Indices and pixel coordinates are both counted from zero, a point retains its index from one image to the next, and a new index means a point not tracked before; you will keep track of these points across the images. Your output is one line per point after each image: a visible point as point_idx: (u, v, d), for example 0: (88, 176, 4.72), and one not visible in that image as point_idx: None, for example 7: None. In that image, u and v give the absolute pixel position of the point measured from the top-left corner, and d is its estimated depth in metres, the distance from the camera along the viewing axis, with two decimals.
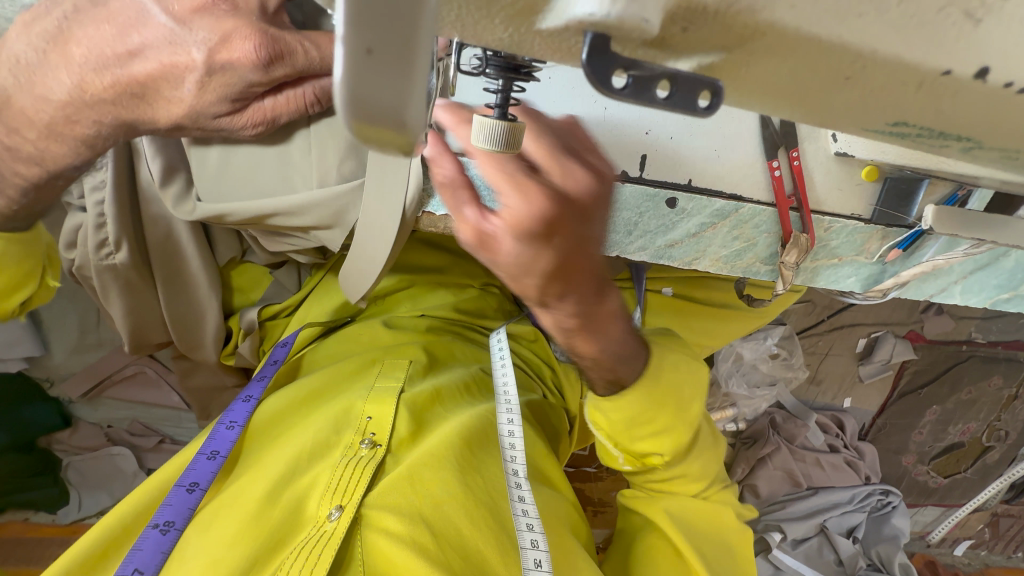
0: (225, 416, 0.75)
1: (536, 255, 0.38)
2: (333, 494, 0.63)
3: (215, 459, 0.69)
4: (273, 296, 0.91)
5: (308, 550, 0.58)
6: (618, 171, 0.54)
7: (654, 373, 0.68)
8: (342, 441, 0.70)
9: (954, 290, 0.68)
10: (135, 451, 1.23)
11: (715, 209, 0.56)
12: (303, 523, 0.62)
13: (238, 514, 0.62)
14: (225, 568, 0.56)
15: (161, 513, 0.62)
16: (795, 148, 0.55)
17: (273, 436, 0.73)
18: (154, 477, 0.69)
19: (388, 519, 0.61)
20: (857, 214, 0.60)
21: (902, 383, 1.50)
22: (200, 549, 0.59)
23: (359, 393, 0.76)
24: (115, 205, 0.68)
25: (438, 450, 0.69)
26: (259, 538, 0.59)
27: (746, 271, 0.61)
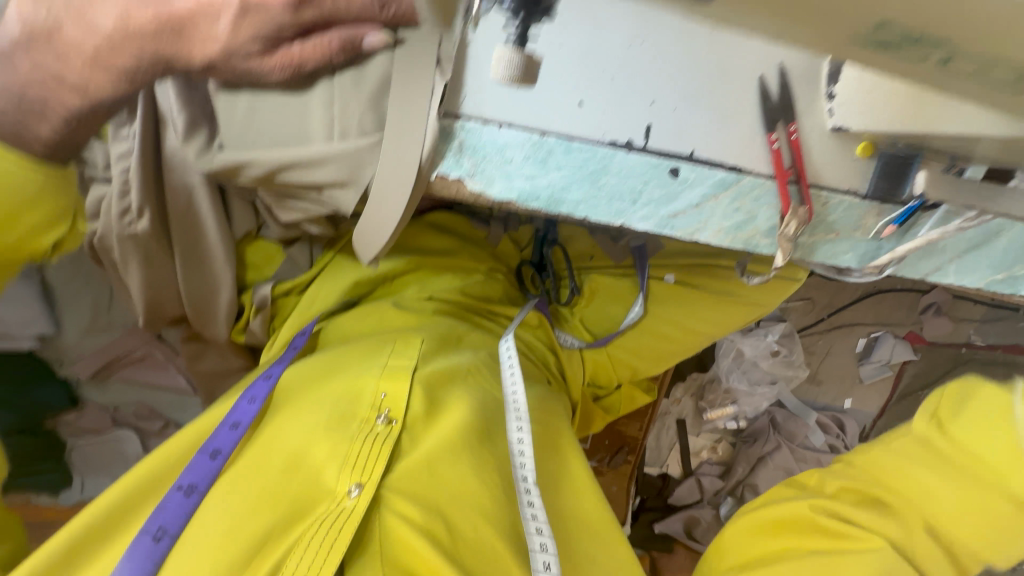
0: (246, 390, 0.75)
1: None
2: (351, 470, 0.65)
3: (237, 429, 0.69)
4: (286, 273, 0.94)
5: (330, 525, 0.61)
6: (624, 140, 0.56)
7: None
8: (357, 415, 0.71)
9: (948, 270, 0.69)
10: (141, 435, 1.25)
11: (715, 179, 0.59)
12: (321, 497, 0.64)
13: (259, 482, 0.64)
14: (249, 535, 0.59)
15: (185, 476, 0.64)
16: (792, 122, 0.57)
17: (289, 403, 0.74)
18: (178, 437, 0.71)
19: (405, 504, 0.64)
20: (854, 189, 0.62)
21: (902, 383, 1.50)
22: (222, 509, 0.61)
23: (370, 370, 0.77)
24: (140, 175, 0.71)
25: (452, 436, 0.71)
26: (280, 508, 0.62)
27: (746, 243, 0.64)
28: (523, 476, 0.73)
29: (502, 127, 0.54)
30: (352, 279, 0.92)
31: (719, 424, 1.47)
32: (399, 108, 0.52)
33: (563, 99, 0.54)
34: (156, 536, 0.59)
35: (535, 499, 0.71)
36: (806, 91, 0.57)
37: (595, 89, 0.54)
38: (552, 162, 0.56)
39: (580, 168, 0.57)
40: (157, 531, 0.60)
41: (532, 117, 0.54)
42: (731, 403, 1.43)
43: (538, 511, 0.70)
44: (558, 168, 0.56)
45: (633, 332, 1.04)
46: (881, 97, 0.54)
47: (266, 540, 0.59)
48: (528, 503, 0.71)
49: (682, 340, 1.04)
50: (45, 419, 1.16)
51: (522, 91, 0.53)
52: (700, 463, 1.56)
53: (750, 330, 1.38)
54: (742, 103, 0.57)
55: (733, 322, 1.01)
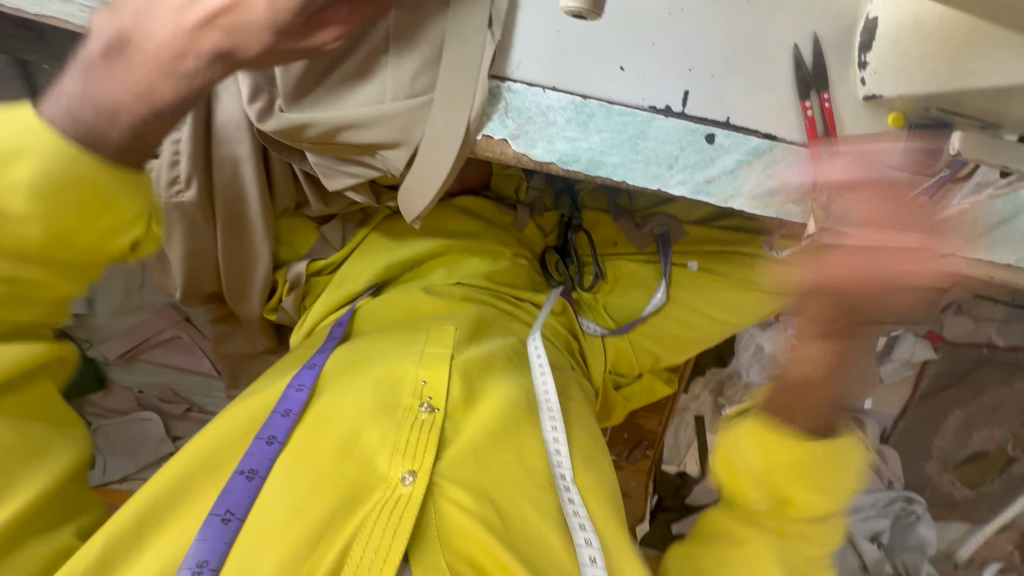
0: (293, 379, 0.71)
1: None
2: (404, 456, 0.64)
3: (290, 416, 0.67)
4: (319, 252, 0.95)
5: (389, 513, 0.59)
6: (661, 106, 0.59)
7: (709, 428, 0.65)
8: (400, 403, 0.70)
9: (979, 244, 0.70)
10: (164, 418, 1.23)
11: (749, 146, 0.61)
12: (377, 482, 0.63)
13: (313, 466, 0.62)
14: (310, 521, 0.58)
15: (245, 460, 0.62)
16: (825, 91, 0.59)
17: (333, 386, 0.71)
18: (225, 419, 0.67)
19: (460, 491, 0.63)
20: (885, 158, 0.63)
21: (923, 383, 1.51)
22: (282, 493, 0.60)
23: (408, 355, 0.76)
24: (191, 143, 0.76)
25: (496, 424, 0.71)
26: (336, 493, 0.60)
27: (779, 212, 0.65)
28: (560, 474, 0.70)
29: (546, 91, 0.58)
30: (382, 263, 0.92)
31: (738, 421, 1.46)
32: (450, 68, 0.56)
33: (606, 64, 0.57)
34: (224, 518, 0.57)
35: (576, 496, 0.68)
36: (837, 61, 0.60)
37: (635, 55, 0.57)
38: (593, 125, 0.59)
39: (619, 133, 0.59)
40: (223, 513, 0.58)
41: (575, 81, 0.57)
42: (751, 399, 1.43)
43: (579, 505, 0.68)
44: (598, 131, 0.59)
45: (655, 319, 1.04)
46: (914, 57, 0.55)
47: (327, 526, 0.58)
48: (569, 499, 0.68)
49: (706, 328, 1.03)
50: (71, 399, 1.19)
51: (566, 55, 0.57)
52: None
53: (769, 325, 1.38)
54: (775, 72, 0.59)
55: (760, 313, 1.02)
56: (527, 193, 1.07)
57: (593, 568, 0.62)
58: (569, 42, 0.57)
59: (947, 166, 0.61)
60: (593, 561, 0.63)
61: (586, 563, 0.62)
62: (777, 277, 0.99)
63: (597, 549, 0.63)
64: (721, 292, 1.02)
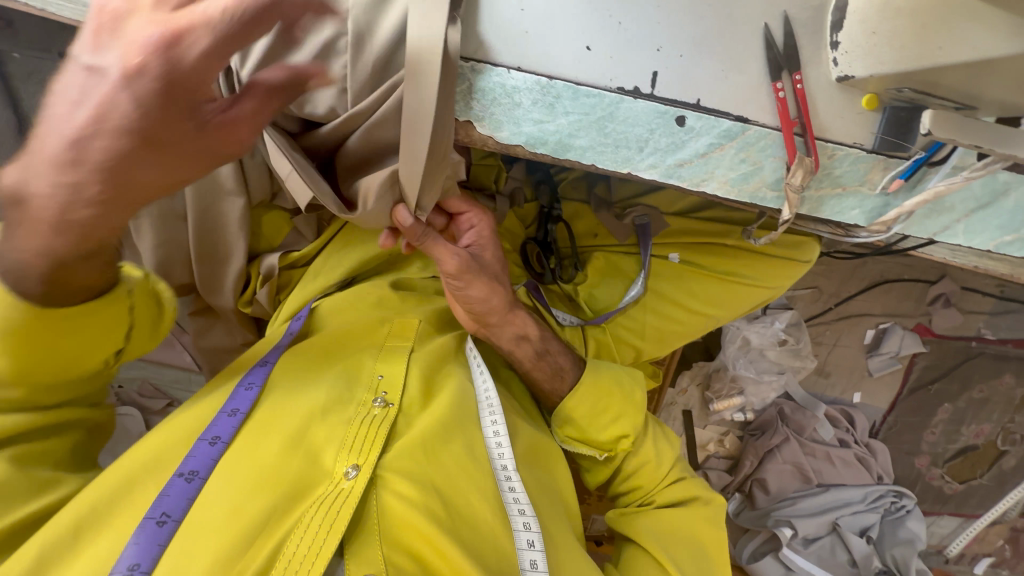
0: (243, 377, 0.73)
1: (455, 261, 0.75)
2: (350, 453, 0.67)
3: (236, 416, 0.69)
4: (292, 243, 0.93)
5: (328, 506, 0.62)
6: (630, 87, 0.57)
7: (594, 371, 0.87)
8: (354, 398, 0.73)
9: (958, 229, 0.69)
10: (143, 413, 1.21)
11: (721, 129, 0.59)
12: (322, 478, 0.65)
13: (256, 465, 0.63)
14: (249, 517, 0.59)
15: (186, 462, 0.63)
16: (797, 71, 0.58)
17: (285, 384, 0.73)
18: (173, 425, 0.68)
19: (402, 483, 0.66)
20: (859, 142, 0.61)
21: (911, 378, 1.49)
22: (222, 493, 0.61)
23: (368, 352, 0.80)
24: None
25: (444, 418, 0.74)
26: (279, 488, 0.62)
27: (752, 197, 0.64)
28: (502, 465, 0.74)
29: (511, 72, 0.57)
30: (358, 257, 0.92)
31: (725, 415, 1.45)
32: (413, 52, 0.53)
33: (570, 44, 0.56)
34: (159, 521, 0.58)
35: (517, 483, 0.73)
36: (810, 42, 0.58)
37: (602, 36, 0.56)
38: (560, 107, 0.58)
39: (587, 115, 0.58)
40: (160, 516, 0.58)
41: (540, 61, 0.56)
42: (738, 394, 1.42)
43: (520, 493, 0.73)
44: (565, 114, 0.58)
45: (634, 310, 1.03)
46: (883, 35, 0.54)
47: (267, 521, 0.60)
48: (510, 487, 0.73)
49: (686, 320, 1.03)
50: None
51: (531, 34, 0.56)
52: (707, 456, 1.56)
53: (756, 318, 1.36)
54: (745, 51, 0.58)
55: (741, 305, 1.01)
56: (507, 182, 1.04)
57: (531, 551, 0.68)
58: (529, 20, 0.55)
59: (922, 148, 0.61)
60: (532, 546, 0.69)
61: (524, 547, 0.68)
62: (760, 268, 0.98)
63: (534, 533, 0.69)
64: (703, 283, 1.00)
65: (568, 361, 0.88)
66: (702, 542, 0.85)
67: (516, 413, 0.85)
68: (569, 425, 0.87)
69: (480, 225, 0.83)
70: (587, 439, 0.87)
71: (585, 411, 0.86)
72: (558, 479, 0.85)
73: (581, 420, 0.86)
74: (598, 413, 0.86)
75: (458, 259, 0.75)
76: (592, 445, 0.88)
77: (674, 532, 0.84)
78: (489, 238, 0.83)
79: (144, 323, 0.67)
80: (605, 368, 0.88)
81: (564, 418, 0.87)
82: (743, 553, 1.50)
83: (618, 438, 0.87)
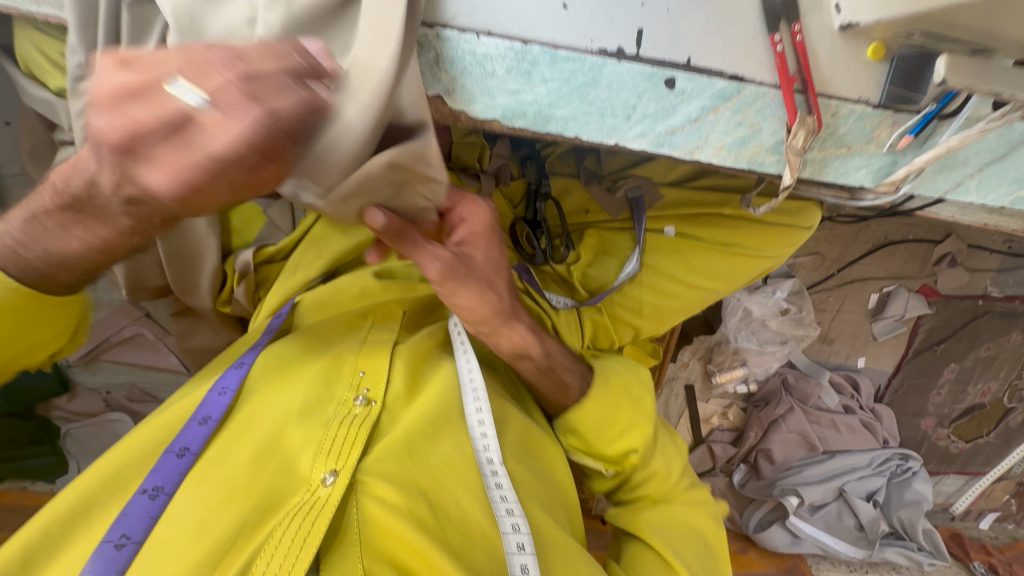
0: (216, 382, 0.69)
1: (435, 264, 0.68)
2: (327, 457, 0.64)
3: (207, 424, 0.65)
4: (268, 237, 0.89)
5: (304, 515, 0.58)
6: (613, 48, 0.52)
7: (603, 378, 0.85)
8: (335, 397, 0.70)
9: (970, 185, 0.64)
10: (135, 418, 1.21)
11: (715, 90, 0.54)
12: (297, 486, 0.62)
13: (227, 475, 0.61)
14: (216, 534, 0.56)
15: (149, 478, 0.60)
16: (796, 21, 0.52)
17: (263, 387, 0.70)
18: (134, 437, 0.65)
19: (383, 488, 0.63)
20: (866, 96, 0.57)
21: (917, 340, 1.45)
22: (188, 507, 0.58)
23: (348, 347, 0.77)
24: None
25: (428, 414, 0.72)
26: (252, 499, 0.60)
27: (751, 162, 0.59)
28: (487, 458, 0.71)
29: (481, 37, 0.51)
30: (336, 247, 0.87)
31: (728, 386, 1.42)
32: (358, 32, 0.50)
33: (543, 3, 0.51)
34: (117, 543, 0.55)
35: (503, 480, 0.69)
36: None
37: None
38: (537, 75, 0.53)
39: (567, 82, 0.53)
40: (118, 538, 0.55)
41: (511, 23, 0.51)
42: (739, 365, 1.39)
43: (506, 490, 0.69)
44: (544, 81, 0.53)
45: (632, 288, 0.99)
46: None
47: (236, 537, 0.57)
48: (496, 483, 0.69)
49: (685, 296, 0.99)
50: (37, 403, 1.13)
51: None
52: (711, 430, 1.54)
53: (757, 288, 1.32)
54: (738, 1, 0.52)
55: (741, 278, 0.98)
56: (491, 160, 0.96)
57: (520, 555, 0.63)
58: None
59: (933, 99, 0.56)
60: (522, 549, 0.64)
61: (514, 551, 0.64)
62: (757, 238, 0.95)
63: (524, 534, 0.65)
64: (701, 257, 0.97)
65: (574, 376, 0.85)
66: (707, 537, 0.85)
67: (507, 405, 0.82)
68: (574, 435, 0.87)
69: (472, 219, 0.73)
70: (593, 450, 0.86)
71: (593, 424, 0.84)
72: (555, 467, 0.83)
73: (589, 432, 0.85)
74: (605, 427, 0.84)
75: (439, 263, 0.68)
76: (598, 456, 0.86)
77: (680, 530, 0.83)
78: (482, 236, 0.74)
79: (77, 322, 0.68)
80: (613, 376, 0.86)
81: (570, 422, 0.85)
82: (750, 523, 1.49)
83: (627, 452, 0.84)
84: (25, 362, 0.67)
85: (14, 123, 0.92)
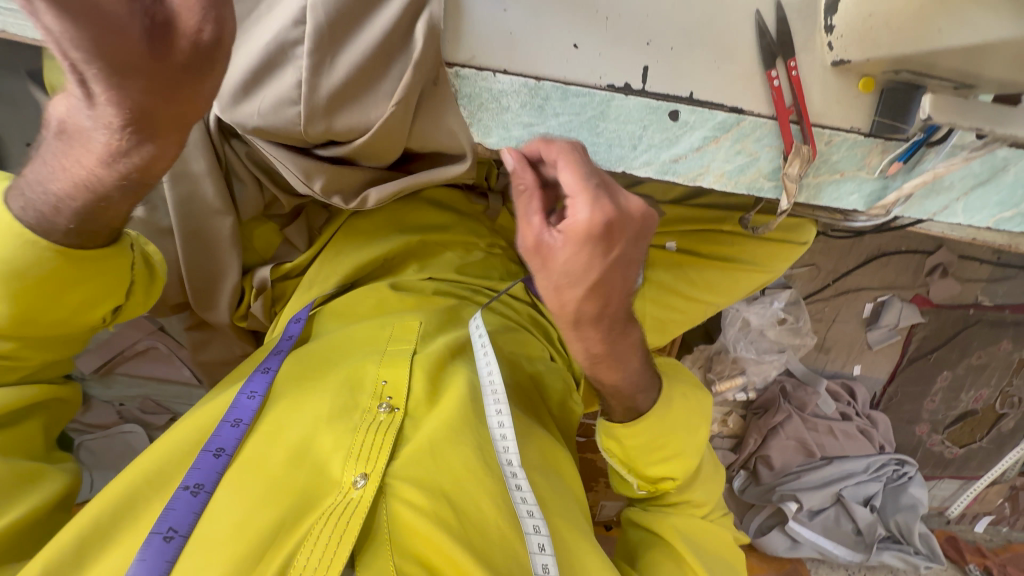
0: (245, 386, 0.74)
1: (541, 224, 0.52)
2: (356, 461, 0.67)
3: (240, 426, 0.69)
4: (284, 255, 0.93)
5: (338, 517, 0.62)
6: (621, 83, 0.55)
7: (667, 402, 0.78)
8: (359, 404, 0.72)
9: (957, 208, 0.68)
10: (147, 429, 1.23)
11: (716, 121, 0.58)
12: (329, 488, 0.65)
13: (263, 477, 0.64)
14: (255, 532, 0.60)
15: (190, 475, 0.64)
16: (791, 58, 0.56)
17: (289, 393, 0.74)
18: (169, 439, 0.68)
19: (410, 490, 0.66)
20: (857, 126, 0.60)
21: (911, 348, 1.49)
22: (228, 508, 0.62)
23: (370, 356, 0.79)
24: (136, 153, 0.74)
25: (452, 418, 0.74)
26: (287, 500, 0.63)
27: (749, 187, 0.63)
28: (508, 462, 0.73)
29: (497, 75, 0.55)
30: (353, 262, 0.91)
31: (728, 394, 1.44)
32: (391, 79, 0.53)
33: (555, 42, 0.54)
34: (167, 536, 0.59)
35: (524, 483, 0.72)
36: (803, 27, 0.57)
37: (589, 33, 0.54)
38: (550, 109, 0.56)
39: (578, 115, 0.57)
40: (166, 531, 0.59)
41: (525, 62, 0.54)
42: (739, 374, 1.41)
43: (528, 492, 0.72)
44: (555, 115, 0.57)
45: (632, 302, 1.01)
46: (879, 21, 0.52)
47: (274, 535, 0.60)
48: (517, 486, 0.72)
49: (685, 308, 1.03)
50: None
51: (515, 35, 0.54)
52: (712, 437, 1.57)
53: (755, 299, 1.35)
54: (737, 40, 0.56)
55: (740, 290, 1.03)
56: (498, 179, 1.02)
57: (542, 555, 0.66)
58: (511, 23, 0.54)
59: (919, 130, 0.59)
60: (543, 549, 0.67)
61: (536, 551, 0.67)
62: (753, 251, 0.99)
63: (545, 535, 0.68)
64: (700, 271, 1.01)
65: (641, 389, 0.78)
66: (729, 560, 0.84)
67: (521, 410, 0.85)
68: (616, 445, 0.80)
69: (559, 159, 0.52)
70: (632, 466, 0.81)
71: (643, 441, 0.78)
72: (568, 470, 0.86)
73: (630, 451, 0.80)
74: (653, 447, 0.79)
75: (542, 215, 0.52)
76: (635, 473, 0.82)
77: (703, 543, 0.83)
78: (567, 172, 0.50)
79: (140, 286, 0.68)
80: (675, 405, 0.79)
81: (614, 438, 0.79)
82: (750, 528, 1.53)
83: (662, 479, 0.82)
84: (87, 322, 0.66)
85: (35, 143, 0.95)
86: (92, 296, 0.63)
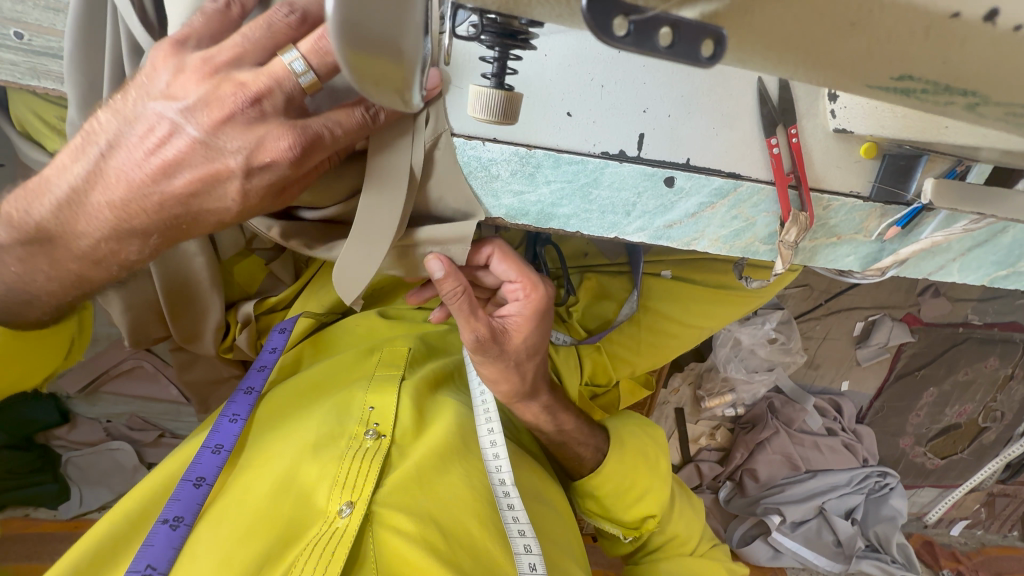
0: (227, 409, 0.75)
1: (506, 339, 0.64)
2: (342, 490, 0.65)
3: (221, 453, 0.70)
4: (269, 289, 0.92)
5: (323, 548, 0.60)
6: (615, 150, 0.54)
7: (619, 447, 0.82)
8: (346, 431, 0.71)
9: (953, 267, 0.67)
10: (134, 446, 1.21)
11: (712, 187, 0.56)
12: (315, 518, 0.64)
13: (248, 509, 0.63)
14: (240, 565, 0.58)
15: (170, 508, 0.63)
16: (792, 125, 0.54)
17: (275, 426, 0.74)
18: (155, 475, 0.70)
19: (399, 517, 0.63)
20: (856, 191, 0.58)
21: (899, 365, 1.50)
22: (211, 542, 0.61)
23: (360, 383, 0.78)
24: None
25: (439, 446, 0.72)
26: (271, 533, 0.61)
27: (745, 251, 0.61)
28: (500, 480, 0.72)
29: (487, 143, 0.54)
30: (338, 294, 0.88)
31: (717, 411, 1.46)
32: (378, 170, 0.50)
33: (551, 110, 0.53)
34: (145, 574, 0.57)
35: (516, 501, 0.70)
36: (805, 94, 0.55)
37: (583, 101, 0.53)
38: (541, 176, 0.55)
39: (570, 182, 0.55)
40: (144, 568, 0.57)
41: (517, 131, 0.53)
42: (728, 391, 1.42)
43: (520, 508, 0.69)
44: (547, 182, 0.55)
45: (627, 326, 1.02)
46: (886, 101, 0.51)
47: (260, 568, 0.58)
48: (510, 503, 0.70)
49: (679, 335, 1.01)
50: (36, 434, 1.14)
51: None
52: (699, 449, 1.56)
53: (747, 320, 1.36)
54: (736, 107, 0.55)
55: (731, 316, 1.00)
56: None
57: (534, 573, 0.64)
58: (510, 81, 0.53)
59: (918, 197, 0.58)
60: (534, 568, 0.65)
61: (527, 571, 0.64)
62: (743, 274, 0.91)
63: (536, 555, 0.65)
64: (696, 300, 0.98)
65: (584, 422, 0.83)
66: None
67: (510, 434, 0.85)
68: (592, 500, 0.82)
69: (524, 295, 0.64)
70: (611, 518, 0.82)
71: (611, 487, 0.80)
72: (560, 503, 0.83)
73: (606, 498, 0.81)
74: (622, 490, 0.81)
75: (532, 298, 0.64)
76: (616, 524, 0.82)
77: None
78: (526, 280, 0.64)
79: (78, 345, 0.74)
80: (626, 438, 0.84)
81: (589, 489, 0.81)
82: (734, 537, 1.54)
83: (644, 519, 0.81)
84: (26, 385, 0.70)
85: (8, 166, 0.90)
86: (41, 361, 0.68)
